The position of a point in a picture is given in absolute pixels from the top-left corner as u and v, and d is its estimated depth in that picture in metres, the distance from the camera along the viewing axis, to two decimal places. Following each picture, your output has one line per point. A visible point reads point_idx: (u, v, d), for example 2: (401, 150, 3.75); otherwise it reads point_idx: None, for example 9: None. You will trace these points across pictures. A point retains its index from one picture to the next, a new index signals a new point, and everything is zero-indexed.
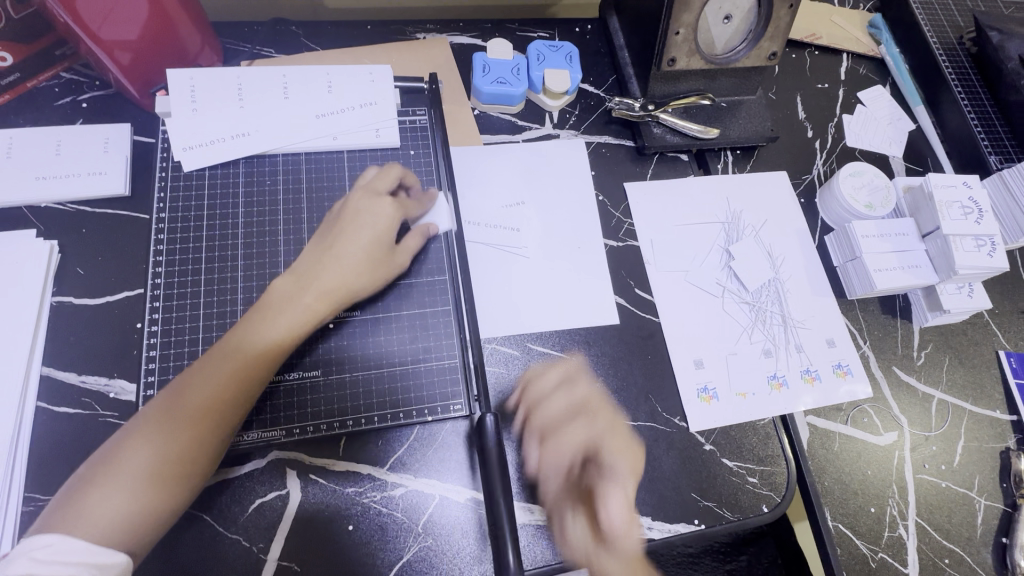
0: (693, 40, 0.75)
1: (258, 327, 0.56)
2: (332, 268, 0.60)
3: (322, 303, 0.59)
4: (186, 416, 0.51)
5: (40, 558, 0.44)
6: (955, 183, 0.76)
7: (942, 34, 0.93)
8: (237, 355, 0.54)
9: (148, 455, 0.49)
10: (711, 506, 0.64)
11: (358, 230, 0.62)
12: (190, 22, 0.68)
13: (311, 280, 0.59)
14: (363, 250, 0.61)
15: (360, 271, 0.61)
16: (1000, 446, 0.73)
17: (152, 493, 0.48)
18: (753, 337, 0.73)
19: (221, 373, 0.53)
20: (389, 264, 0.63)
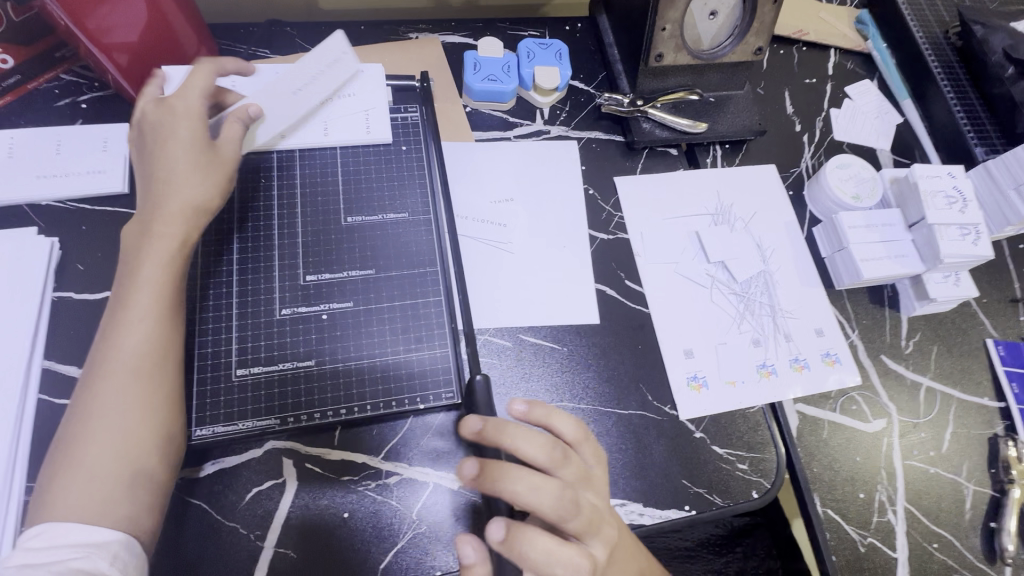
0: (679, 35, 0.76)
1: (134, 276, 0.55)
2: (169, 189, 0.58)
3: (178, 222, 0.58)
4: (99, 390, 0.51)
5: (34, 547, 0.45)
6: (939, 174, 0.77)
7: (927, 29, 0.94)
8: (112, 332, 0.53)
9: (87, 437, 0.50)
10: (701, 493, 0.65)
11: (168, 142, 0.60)
12: (188, 24, 0.69)
13: (155, 211, 0.58)
14: (186, 161, 0.59)
15: (195, 179, 0.59)
16: (988, 432, 0.74)
17: (120, 463, 0.49)
18: (742, 326, 0.74)
19: (114, 337, 0.53)
20: (223, 159, 0.61)
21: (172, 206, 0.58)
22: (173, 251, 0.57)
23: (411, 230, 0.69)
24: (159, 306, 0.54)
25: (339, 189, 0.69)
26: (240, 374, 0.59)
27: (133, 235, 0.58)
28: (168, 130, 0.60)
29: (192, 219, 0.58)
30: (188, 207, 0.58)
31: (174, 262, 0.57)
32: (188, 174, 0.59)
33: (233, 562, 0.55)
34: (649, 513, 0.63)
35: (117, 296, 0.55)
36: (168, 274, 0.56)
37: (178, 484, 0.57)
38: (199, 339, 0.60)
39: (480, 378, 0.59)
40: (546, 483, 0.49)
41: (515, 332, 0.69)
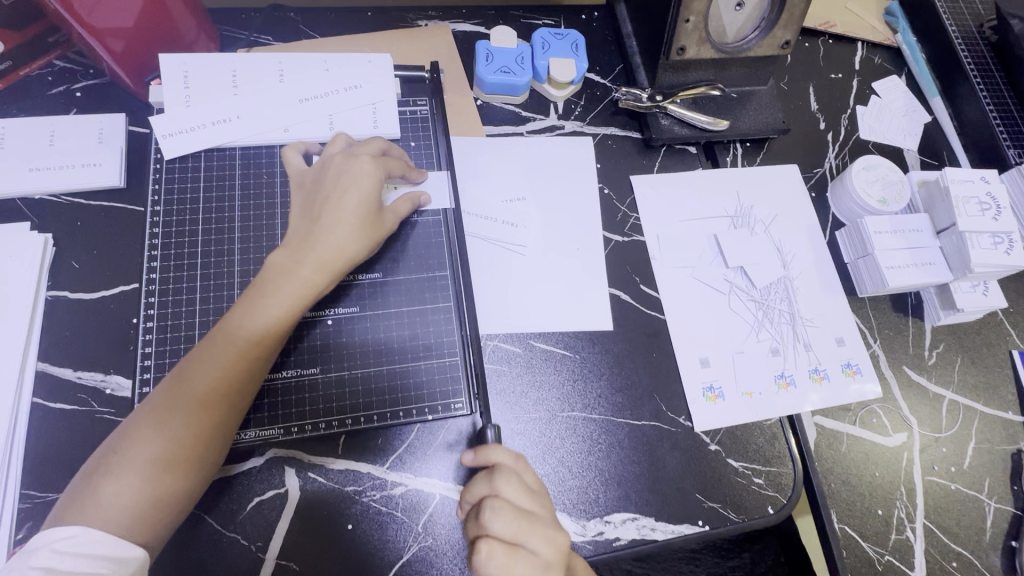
0: (703, 28, 0.72)
1: (266, 297, 0.53)
2: (323, 238, 0.55)
3: (321, 276, 0.55)
4: (196, 402, 0.49)
5: (62, 549, 0.43)
6: (972, 178, 0.73)
7: (961, 22, 0.90)
8: (227, 339, 0.52)
9: (161, 443, 0.48)
10: (716, 507, 0.63)
11: (340, 198, 0.56)
12: (184, 7, 0.66)
13: (307, 251, 0.55)
14: (353, 219, 0.56)
15: (358, 239, 0.57)
16: (1011, 448, 0.72)
17: (168, 481, 0.47)
18: (761, 335, 0.71)
19: (230, 352, 0.51)
20: (381, 228, 0.59)
21: (321, 250, 0.55)
22: (305, 297, 0.54)
23: (420, 232, 0.66)
24: (272, 335, 0.53)
25: None
26: None
27: (280, 262, 0.55)
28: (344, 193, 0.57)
29: (334, 271, 0.56)
30: (335, 258, 0.55)
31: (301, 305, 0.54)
32: (346, 229, 0.56)
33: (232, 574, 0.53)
34: (661, 528, 0.61)
35: (243, 310, 0.53)
36: (290, 313, 0.54)
37: None
38: (273, 372, 0.58)
39: (492, 433, 0.55)
40: (503, 507, 0.48)
41: (526, 338, 0.67)
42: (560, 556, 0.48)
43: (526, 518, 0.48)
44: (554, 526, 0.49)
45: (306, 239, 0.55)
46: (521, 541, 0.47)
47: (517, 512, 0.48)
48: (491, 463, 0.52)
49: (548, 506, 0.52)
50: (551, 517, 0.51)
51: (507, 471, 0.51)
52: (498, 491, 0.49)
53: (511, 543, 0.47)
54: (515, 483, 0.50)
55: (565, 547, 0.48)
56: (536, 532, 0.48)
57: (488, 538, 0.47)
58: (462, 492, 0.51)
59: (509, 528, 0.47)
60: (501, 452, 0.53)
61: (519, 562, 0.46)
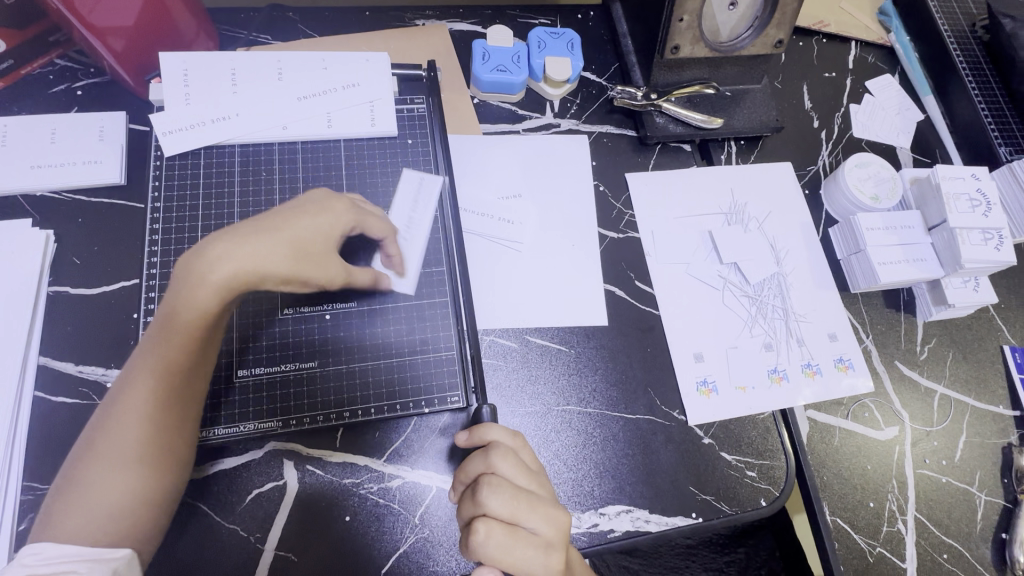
0: (697, 27, 0.72)
1: (175, 308, 0.50)
2: (238, 246, 0.50)
3: (235, 282, 0.50)
4: (133, 417, 0.49)
5: (32, 563, 0.43)
6: (963, 175, 0.74)
7: (953, 22, 0.91)
8: (163, 337, 0.50)
9: (111, 458, 0.48)
10: (709, 500, 0.63)
11: (291, 215, 0.54)
12: (184, 6, 0.66)
13: (214, 260, 0.49)
14: (286, 230, 0.52)
15: (278, 242, 0.51)
16: (1002, 442, 0.73)
17: (136, 480, 0.48)
18: (754, 331, 0.72)
19: (154, 366, 0.50)
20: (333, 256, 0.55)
21: (231, 254, 0.50)
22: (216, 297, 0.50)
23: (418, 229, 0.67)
24: (196, 333, 0.50)
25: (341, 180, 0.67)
26: (241, 375, 0.58)
27: (186, 270, 0.50)
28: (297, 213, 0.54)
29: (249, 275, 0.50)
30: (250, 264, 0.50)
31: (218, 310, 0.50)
32: (270, 239, 0.51)
33: (232, 565, 0.54)
34: (655, 520, 0.62)
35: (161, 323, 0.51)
36: (207, 311, 0.50)
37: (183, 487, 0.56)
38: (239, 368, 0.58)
39: (488, 408, 0.57)
40: (502, 486, 0.49)
41: (522, 333, 0.67)
42: (563, 535, 0.49)
43: (524, 497, 0.49)
44: (555, 504, 0.50)
45: (213, 248, 0.50)
46: (521, 521, 0.48)
47: (515, 491, 0.49)
48: (487, 440, 0.53)
49: (546, 486, 0.52)
50: (549, 496, 0.52)
51: (504, 450, 0.52)
52: (496, 470, 0.50)
53: (510, 523, 0.48)
54: (512, 462, 0.51)
55: (565, 524, 0.49)
56: (535, 511, 0.48)
57: (488, 518, 0.47)
58: (460, 472, 0.52)
59: (509, 508, 0.48)
60: (498, 430, 0.54)
61: (519, 541, 0.47)
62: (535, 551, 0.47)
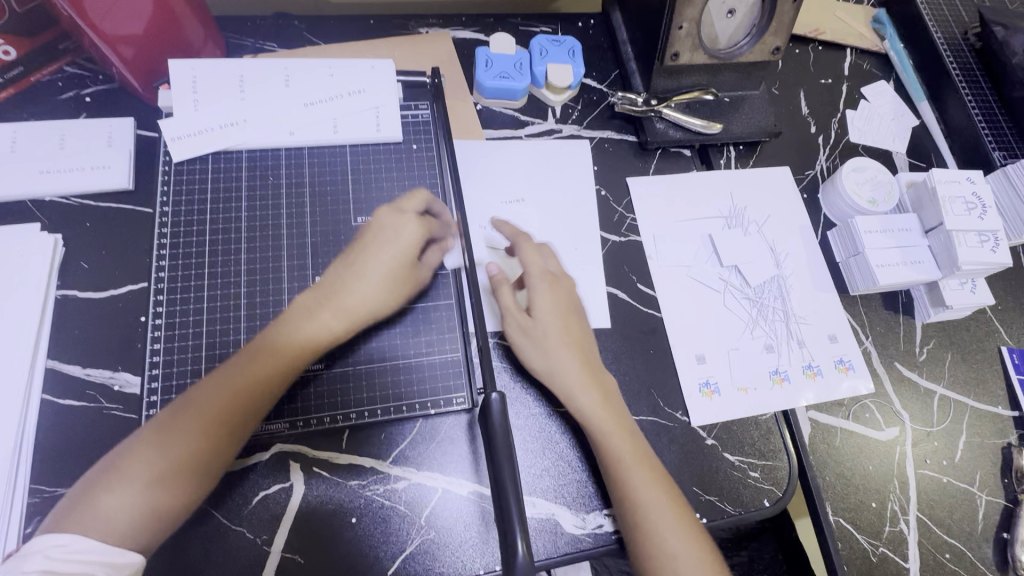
0: (696, 34, 0.74)
1: (279, 344, 0.55)
2: (349, 288, 0.58)
3: (341, 322, 0.57)
4: (201, 425, 0.51)
5: (54, 556, 0.44)
6: (958, 178, 0.76)
7: (946, 29, 0.92)
8: (259, 364, 0.54)
9: (164, 457, 0.49)
10: (712, 501, 0.64)
11: (378, 244, 0.59)
12: (192, 13, 0.67)
13: (332, 298, 0.57)
14: (383, 271, 0.58)
15: (382, 285, 0.59)
16: (1001, 442, 0.73)
17: (165, 498, 0.48)
18: (756, 332, 0.73)
19: (241, 383, 0.53)
20: (411, 280, 0.61)
21: (344, 300, 0.57)
22: (324, 341, 0.57)
23: None
24: (294, 367, 0.55)
25: (347, 186, 0.68)
26: None
27: (304, 304, 0.57)
28: (382, 235, 0.60)
29: (354, 320, 0.58)
30: (358, 308, 0.58)
31: (321, 347, 0.56)
32: (376, 279, 0.58)
33: (240, 568, 0.54)
34: None
35: (261, 349, 0.55)
36: (313, 349, 0.56)
37: None
38: None
39: (495, 393, 0.48)
40: None
41: None
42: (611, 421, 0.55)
43: None
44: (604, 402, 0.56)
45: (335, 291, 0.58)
46: None
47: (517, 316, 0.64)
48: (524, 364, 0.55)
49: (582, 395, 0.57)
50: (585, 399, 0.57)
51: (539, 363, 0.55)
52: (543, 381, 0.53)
53: None
54: None
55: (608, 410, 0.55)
56: None
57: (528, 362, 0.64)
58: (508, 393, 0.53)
59: None
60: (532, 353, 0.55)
61: None
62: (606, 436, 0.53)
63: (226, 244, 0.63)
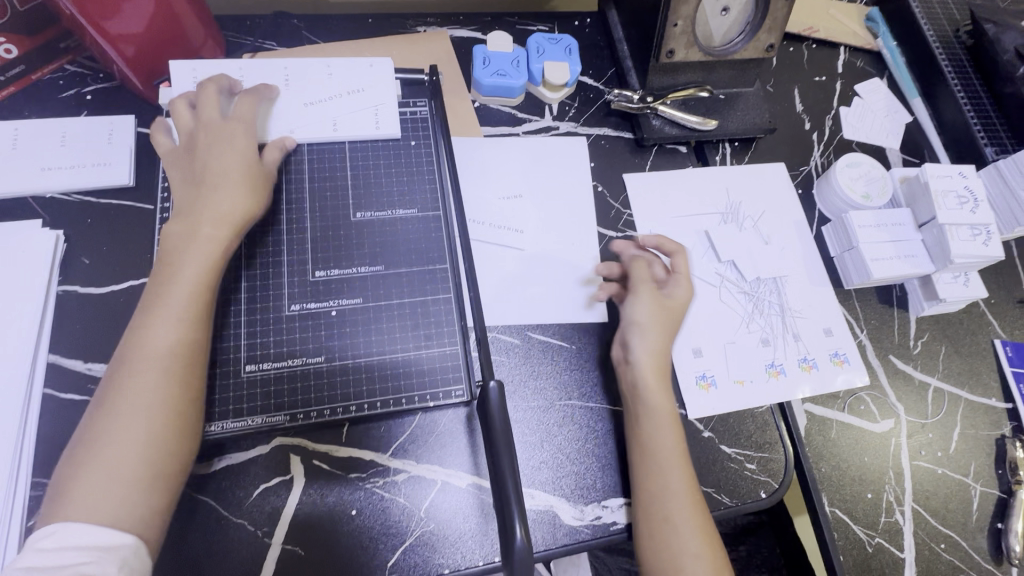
0: (691, 32, 0.75)
1: (167, 277, 0.54)
2: (214, 198, 0.58)
3: (221, 228, 0.57)
4: (130, 384, 0.50)
5: (44, 547, 0.44)
6: (950, 173, 0.77)
7: (938, 27, 0.93)
8: (157, 304, 0.53)
9: (115, 430, 0.48)
10: (709, 492, 0.64)
11: (209, 155, 0.59)
12: (194, 15, 0.69)
13: (197, 212, 0.57)
14: (236, 173, 0.59)
15: (241, 188, 0.59)
16: (995, 433, 0.74)
17: (139, 469, 0.48)
18: (751, 326, 0.73)
19: (149, 329, 0.52)
20: (263, 177, 0.62)
21: (216, 207, 0.57)
22: (214, 253, 0.56)
23: (421, 226, 0.68)
24: (194, 294, 0.54)
25: (346, 182, 0.69)
26: (248, 370, 0.59)
27: (177, 232, 0.56)
28: (213, 144, 0.60)
29: (235, 223, 0.58)
30: (233, 212, 0.58)
31: (217, 261, 0.56)
32: (232, 184, 0.59)
33: (241, 560, 0.55)
34: None
35: (159, 293, 0.53)
36: (208, 265, 0.55)
37: (190, 482, 0.56)
38: (240, 363, 0.59)
39: (494, 383, 0.50)
40: None
41: (525, 330, 0.69)
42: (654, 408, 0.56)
43: None
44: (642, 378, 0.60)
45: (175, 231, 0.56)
46: None
47: (650, 286, 0.68)
48: None
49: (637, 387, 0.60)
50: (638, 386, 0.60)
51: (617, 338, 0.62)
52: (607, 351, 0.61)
53: None
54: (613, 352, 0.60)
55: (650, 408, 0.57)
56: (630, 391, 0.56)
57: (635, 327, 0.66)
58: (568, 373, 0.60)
59: None
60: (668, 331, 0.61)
61: None
62: None
63: None
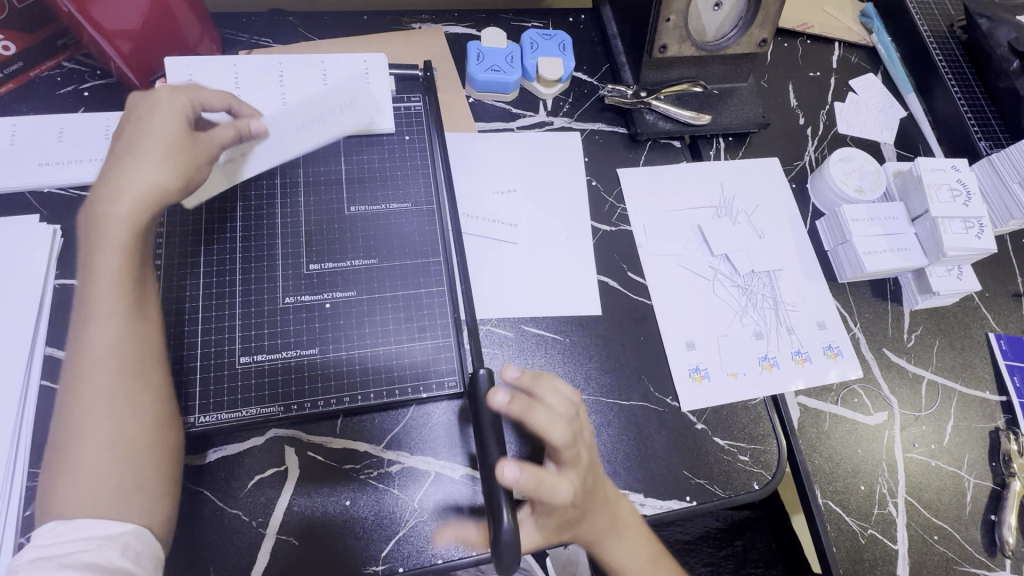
0: (684, 27, 0.75)
1: (94, 272, 0.52)
2: (127, 176, 0.54)
3: (137, 210, 0.54)
4: (94, 388, 0.49)
5: (41, 542, 0.44)
6: (943, 167, 0.77)
7: (933, 22, 0.94)
8: (94, 304, 0.51)
9: (89, 433, 0.48)
10: (702, 484, 0.65)
11: (133, 136, 0.56)
12: (190, 12, 0.69)
13: (112, 199, 0.54)
14: (158, 147, 0.56)
15: (161, 163, 0.55)
16: (989, 426, 0.74)
17: (125, 463, 0.48)
18: (744, 319, 0.74)
19: (94, 331, 0.51)
20: (195, 150, 0.58)
21: (126, 188, 0.54)
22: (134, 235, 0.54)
23: (414, 220, 0.69)
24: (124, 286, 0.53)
25: (341, 177, 0.69)
26: (243, 361, 0.60)
27: (88, 222, 0.54)
28: (144, 118, 0.56)
29: (152, 202, 0.55)
30: (147, 190, 0.54)
31: (134, 245, 0.54)
32: (152, 158, 0.55)
33: (236, 551, 0.55)
34: (650, 504, 0.63)
35: (85, 289, 0.52)
36: (134, 250, 0.54)
37: (186, 473, 0.57)
38: (235, 355, 0.60)
39: (484, 370, 0.53)
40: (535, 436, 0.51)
41: (518, 323, 0.69)
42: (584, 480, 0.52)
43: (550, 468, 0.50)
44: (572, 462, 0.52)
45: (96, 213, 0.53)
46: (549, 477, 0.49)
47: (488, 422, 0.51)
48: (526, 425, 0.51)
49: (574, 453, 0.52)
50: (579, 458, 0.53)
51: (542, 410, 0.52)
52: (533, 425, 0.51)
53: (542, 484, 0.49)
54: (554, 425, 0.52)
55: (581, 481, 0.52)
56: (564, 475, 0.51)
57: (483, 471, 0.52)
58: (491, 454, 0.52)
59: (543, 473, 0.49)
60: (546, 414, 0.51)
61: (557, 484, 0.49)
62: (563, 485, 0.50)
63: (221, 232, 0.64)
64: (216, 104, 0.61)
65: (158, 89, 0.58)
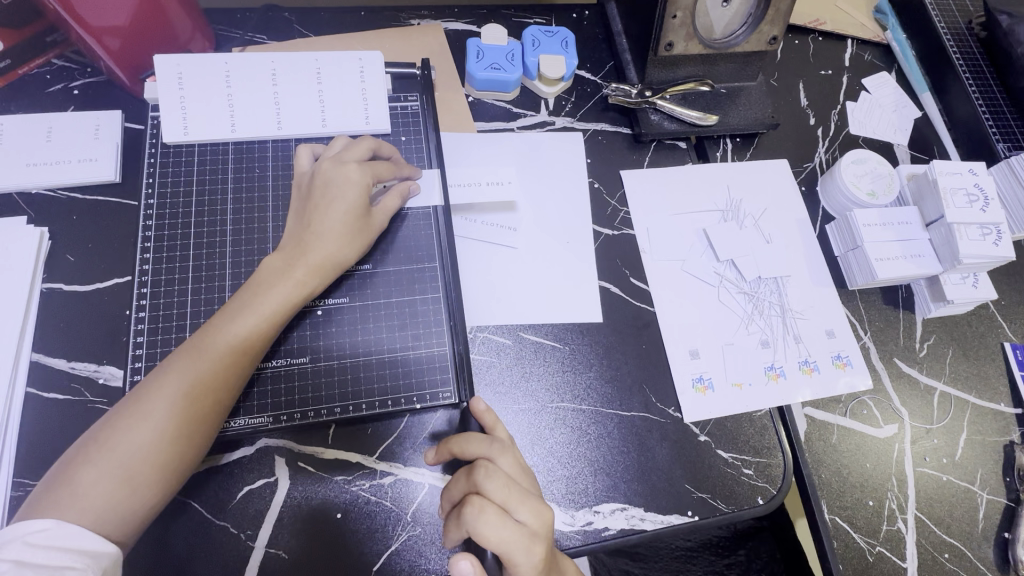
0: (691, 23, 0.73)
1: (274, 309, 0.55)
2: (319, 241, 0.58)
3: (313, 277, 0.57)
4: (159, 412, 0.49)
5: (33, 543, 0.43)
6: (960, 171, 0.74)
7: (950, 19, 0.90)
8: (208, 348, 0.52)
9: (128, 450, 0.48)
10: (705, 498, 0.63)
11: (327, 206, 0.58)
12: (180, 7, 0.67)
13: (301, 255, 0.57)
14: (340, 225, 0.58)
15: (337, 240, 0.58)
16: (1003, 440, 0.72)
17: (135, 494, 0.47)
18: (751, 327, 0.71)
19: (195, 362, 0.51)
20: (368, 230, 0.61)
21: (314, 254, 0.57)
22: (298, 298, 0.56)
23: (411, 224, 0.67)
24: (248, 351, 0.53)
25: None
26: None
27: (275, 266, 0.57)
28: (326, 196, 0.59)
29: (326, 274, 0.58)
30: (327, 260, 0.58)
31: (292, 307, 0.56)
32: (335, 233, 0.58)
33: (223, 564, 0.54)
34: (650, 519, 0.61)
35: (228, 313, 0.54)
36: (286, 308, 0.55)
37: None
38: None
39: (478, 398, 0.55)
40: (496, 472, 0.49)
41: (516, 330, 0.67)
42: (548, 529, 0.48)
43: (517, 486, 0.49)
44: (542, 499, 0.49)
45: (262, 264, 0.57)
46: (511, 508, 0.47)
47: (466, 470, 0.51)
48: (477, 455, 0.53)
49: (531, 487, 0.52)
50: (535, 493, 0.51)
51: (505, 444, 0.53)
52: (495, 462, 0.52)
53: (502, 508, 0.47)
54: (511, 458, 0.52)
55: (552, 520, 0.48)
56: (525, 501, 0.48)
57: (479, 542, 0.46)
58: (447, 492, 0.52)
59: (501, 492, 0.48)
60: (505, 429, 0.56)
61: (507, 526, 0.46)
62: (517, 535, 0.46)
63: (210, 235, 0.63)
64: (386, 173, 0.63)
65: (348, 162, 0.60)
